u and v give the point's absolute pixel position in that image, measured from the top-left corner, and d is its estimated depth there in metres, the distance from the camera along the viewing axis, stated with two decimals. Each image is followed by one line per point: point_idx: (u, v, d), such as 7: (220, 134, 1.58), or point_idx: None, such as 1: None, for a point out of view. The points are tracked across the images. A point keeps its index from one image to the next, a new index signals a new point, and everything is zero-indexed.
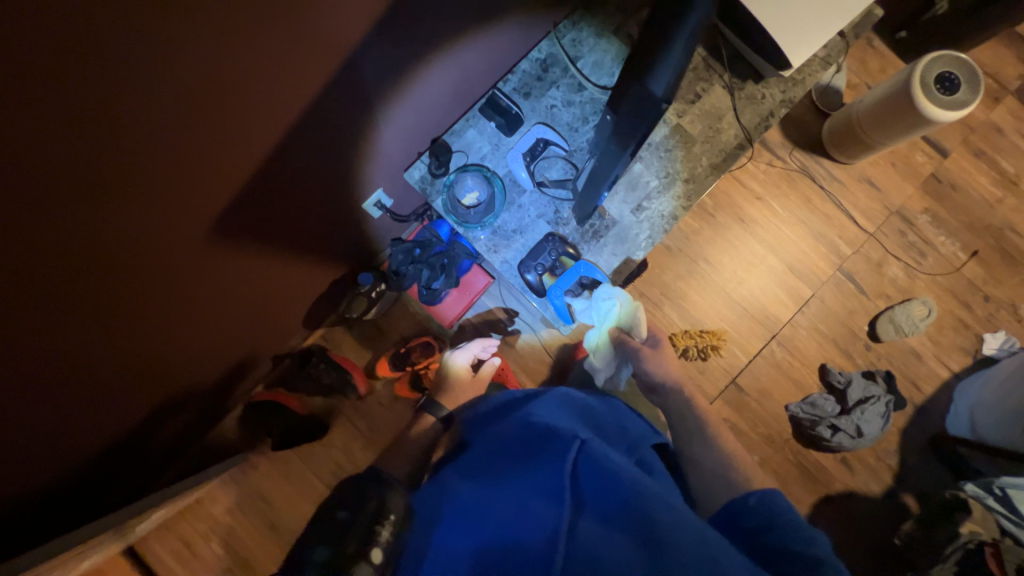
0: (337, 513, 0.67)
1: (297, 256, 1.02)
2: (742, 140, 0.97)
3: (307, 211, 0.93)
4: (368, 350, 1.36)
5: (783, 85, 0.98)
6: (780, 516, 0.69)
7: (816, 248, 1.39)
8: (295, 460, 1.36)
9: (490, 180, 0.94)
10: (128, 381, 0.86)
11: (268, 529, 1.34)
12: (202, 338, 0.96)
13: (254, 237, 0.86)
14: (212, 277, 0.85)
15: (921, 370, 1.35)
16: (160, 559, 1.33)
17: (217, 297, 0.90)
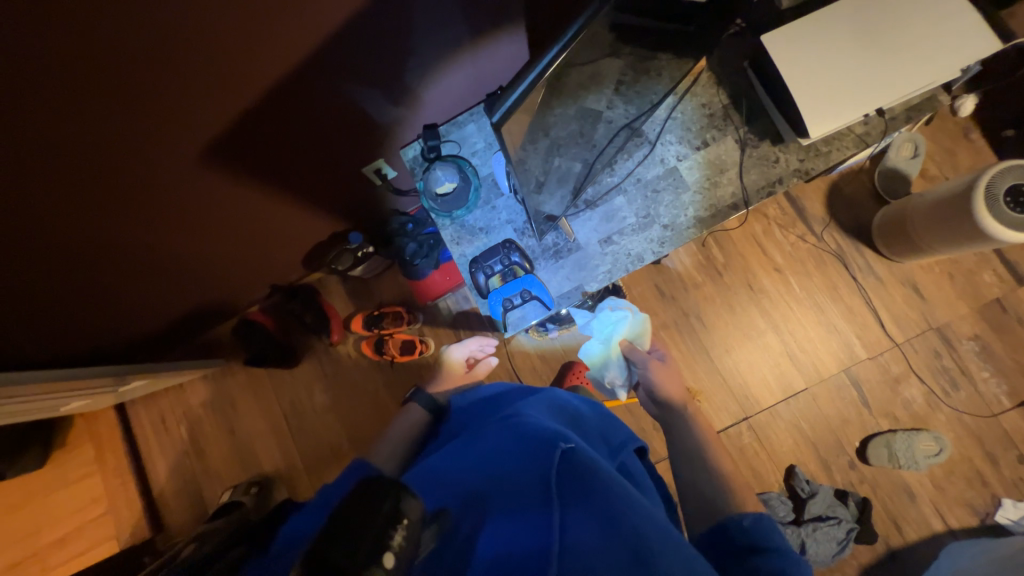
0: (364, 506, 0.44)
1: (295, 202, 1.12)
2: (737, 201, 0.91)
3: (309, 166, 1.03)
4: (351, 303, 1.46)
5: (803, 153, 0.90)
6: (770, 536, 0.63)
7: (826, 340, 1.26)
8: (265, 381, 1.50)
9: (470, 175, 0.97)
10: (132, 262, 1.02)
11: (226, 431, 1.49)
12: (201, 248, 1.10)
13: (253, 176, 0.97)
14: (211, 198, 0.97)
15: (908, 511, 1.17)
16: (140, 424, 1.54)
17: (214, 216, 1.02)
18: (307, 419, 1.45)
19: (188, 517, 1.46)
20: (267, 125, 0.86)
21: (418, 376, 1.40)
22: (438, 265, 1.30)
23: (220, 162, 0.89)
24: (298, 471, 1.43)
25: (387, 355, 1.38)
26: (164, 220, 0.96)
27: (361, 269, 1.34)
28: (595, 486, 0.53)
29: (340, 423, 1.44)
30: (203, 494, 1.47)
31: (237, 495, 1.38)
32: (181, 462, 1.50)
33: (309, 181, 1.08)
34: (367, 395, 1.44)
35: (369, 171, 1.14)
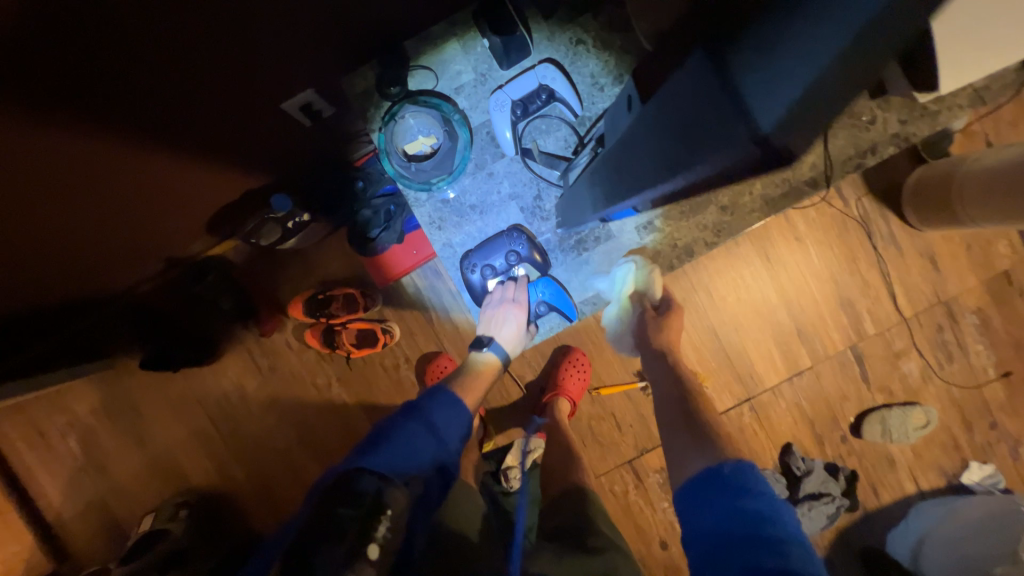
0: (335, 511, 0.72)
1: (182, 147, 0.75)
2: (817, 177, 0.85)
3: (193, 88, 0.66)
4: (286, 281, 1.12)
5: (905, 114, 0.84)
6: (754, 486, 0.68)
7: (837, 316, 1.17)
8: (177, 379, 1.17)
9: (455, 126, 0.92)
10: None
11: (134, 442, 1.18)
12: (37, 220, 0.72)
13: (93, 97, 0.58)
14: (28, 143, 0.59)
15: (887, 478, 1.20)
16: (6, 439, 1.17)
17: (45, 172, 0.65)
18: (241, 421, 1.17)
19: (98, 543, 1.19)
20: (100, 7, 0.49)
21: (382, 367, 1.15)
22: (402, 238, 1.02)
23: (18, 75, 0.51)
24: (238, 481, 1.18)
25: (340, 348, 1.10)
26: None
27: (293, 241, 1.00)
28: None
29: (286, 425, 1.18)
30: (115, 515, 1.19)
31: (160, 518, 1.12)
32: (76, 481, 1.18)
33: (197, 116, 0.71)
34: (317, 392, 1.17)
35: (292, 108, 0.81)
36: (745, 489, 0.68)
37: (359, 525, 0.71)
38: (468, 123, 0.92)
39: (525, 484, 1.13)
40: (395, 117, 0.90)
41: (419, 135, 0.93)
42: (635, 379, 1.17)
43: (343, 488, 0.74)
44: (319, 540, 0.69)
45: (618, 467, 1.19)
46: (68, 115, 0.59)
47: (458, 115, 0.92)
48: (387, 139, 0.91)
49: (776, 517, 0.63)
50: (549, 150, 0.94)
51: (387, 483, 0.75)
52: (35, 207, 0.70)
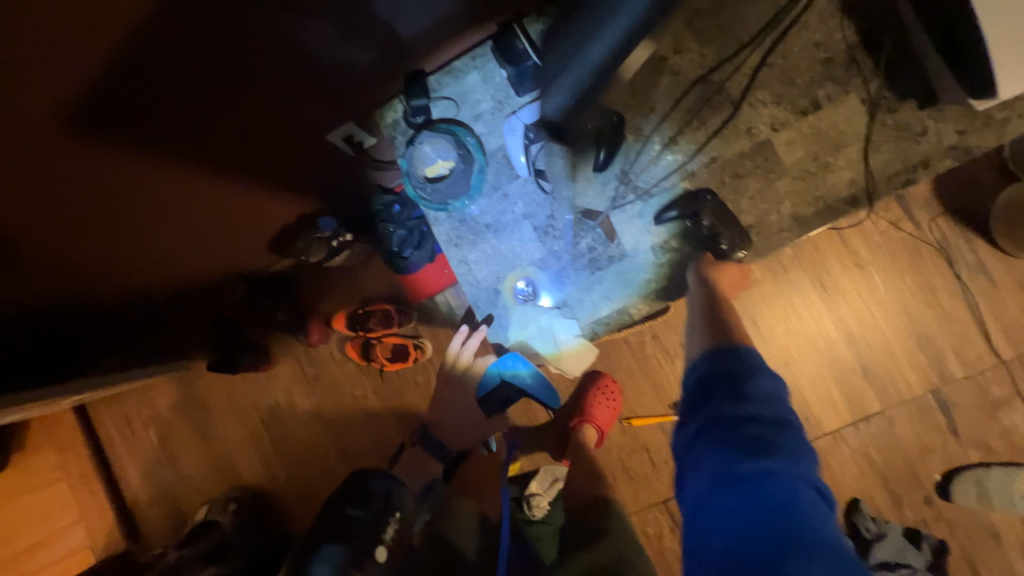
0: (347, 511, 0.89)
1: (243, 174, 0.86)
2: (857, 190, 0.78)
3: (258, 124, 0.77)
4: (334, 298, 1.22)
5: (962, 124, 0.75)
6: (750, 373, 0.69)
7: (913, 354, 1.02)
8: (239, 383, 1.30)
9: (471, 150, 0.89)
10: (103, 270, 0.90)
11: (200, 437, 1.31)
12: (156, 242, 0.92)
13: (197, 146, 0.74)
14: (121, 173, 0.71)
15: (991, 555, 0.99)
16: (103, 425, 1.35)
17: (134, 196, 0.77)
18: (288, 426, 1.27)
19: (164, 527, 1.32)
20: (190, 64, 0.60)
21: (414, 382, 1.20)
22: (433, 256, 1.07)
23: (122, 117, 0.62)
24: (281, 483, 1.27)
25: (375, 361, 1.16)
26: (124, 226, 0.83)
27: (339, 260, 1.10)
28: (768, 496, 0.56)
29: (325, 432, 1.25)
30: (179, 503, 1.32)
31: (212, 511, 1.22)
32: (152, 469, 1.34)
33: (257, 146, 0.81)
34: (354, 403, 1.23)
35: (339, 139, 0.91)
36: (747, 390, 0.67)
37: (372, 530, 0.87)
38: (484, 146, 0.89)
39: (548, 514, 1.09)
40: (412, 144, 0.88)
41: (438, 158, 0.89)
42: (670, 411, 1.11)
43: (357, 491, 0.93)
44: (327, 538, 0.86)
45: (651, 506, 1.11)
46: (169, 156, 0.73)
47: (473, 139, 0.90)
48: (408, 163, 0.88)
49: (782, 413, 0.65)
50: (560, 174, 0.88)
51: (396, 485, 0.95)
52: (153, 234, 0.89)
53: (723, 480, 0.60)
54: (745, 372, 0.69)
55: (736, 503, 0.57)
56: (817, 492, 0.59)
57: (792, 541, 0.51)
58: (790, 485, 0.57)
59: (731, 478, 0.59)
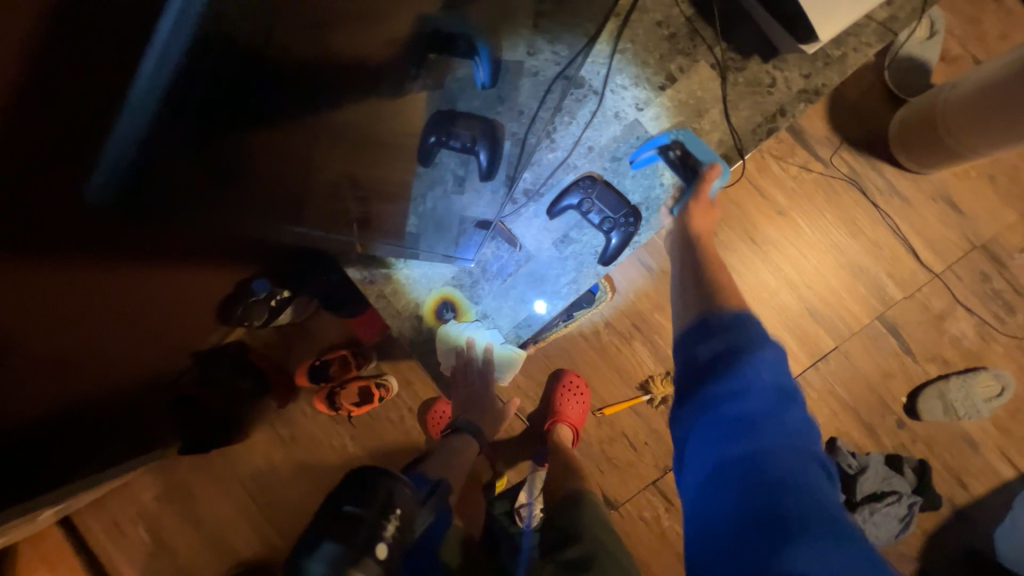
0: (344, 509, 0.72)
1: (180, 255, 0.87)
2: (728, 149, 0.82)
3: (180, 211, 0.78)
4: (293, 354, 1.23)
5: (807, 68, 0.80)
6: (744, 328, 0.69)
7: (853, 286, 1.05)
8: (219, 459, 1.29)
9: None
10: (98, 389, 0.92)
11: (191, 522, 1.30)
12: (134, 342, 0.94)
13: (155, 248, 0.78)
14: (80, 299, 0.71)
15: (972, 463, 1.01)
16: (91, 533, 1.33)
17: (105, 315, 0.79)
18: (275, 491, 1.26)
19: None
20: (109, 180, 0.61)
21: (387, 420, 1.21)
22: None
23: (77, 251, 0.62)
24: (280, 550, 1.25)
25: (342, 409, 1.16)
26: (110, 340, 0.86)
27: (285, 318, 1.11)
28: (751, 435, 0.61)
29: (313, 489, 1.24)
30: None
31: None
32: (150, 566, 1.31)
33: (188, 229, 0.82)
34: (334, 453, 1.23)
35: None
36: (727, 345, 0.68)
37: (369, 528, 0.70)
38: None
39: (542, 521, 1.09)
40: None
41: None
42: (638, 393, 1.12)
43: (357, 486, 0.75)
44: (324, 535, 0.70)
45: (641, 491, 1.11)
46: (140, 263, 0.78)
47: None
48: None
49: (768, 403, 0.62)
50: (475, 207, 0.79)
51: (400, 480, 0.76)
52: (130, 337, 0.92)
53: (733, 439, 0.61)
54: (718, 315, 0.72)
55: (738, 493, 0.57)
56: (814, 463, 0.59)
57: (769, 475, 0.57)
58: (817, 511, 0.54)
59: (740, 448, 0.60)
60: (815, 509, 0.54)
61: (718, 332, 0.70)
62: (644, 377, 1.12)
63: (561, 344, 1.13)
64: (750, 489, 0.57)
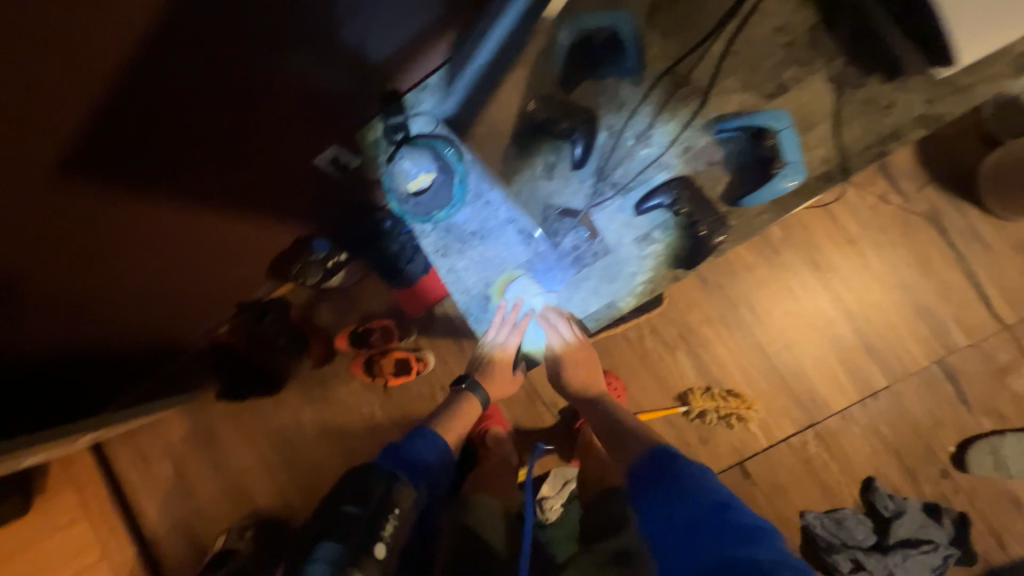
0: (343, 509, 0.77)
1: (236, 199, 0.87)
2: (832, 166, 0.79)
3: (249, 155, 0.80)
4: (336, 317, 1.24)
5: (934, 91, 0.77)
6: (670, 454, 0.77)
7: (915, 327, 1.02)
8: (249, 409, 1.31)
9: (446, 161, 0.86)
10: (160, 309, 1.03)
11: (214, 466, 1.33)
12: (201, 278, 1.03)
13: (230, 196, 0.85)
14: (120, 210, 0.73)
15: (1014, 523, 0.98)
16: (119, 461, 1.37)
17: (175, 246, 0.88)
18: (299, 448, 1.28)
19: (184, 560, 1.32)
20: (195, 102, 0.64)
21: (419, 394, 1.21)
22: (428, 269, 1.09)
23: (133, 152, 0.65)
24: (296, 505, 1.27)
25: (379, 375, 1.18)
26: (175, 271, 0.95)
27: (336, 281, 1.13)
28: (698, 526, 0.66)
29: (337, 451, 1.26)
30: (197, 535, 1.32)
31: (231, 539, 1.23)
32: (169, 502, 1.35)
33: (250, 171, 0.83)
34: (362, 420, 1.25)
35: (322, 163, 0.92)
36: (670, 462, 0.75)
37: (367, 526, 0.76)
38: (461, 156, 0.87)
39: (562, 516, 1.08)
40: (391, 163, 0.87)
41: (418, 173, 0.86)
42: (675, 403, 1.10)
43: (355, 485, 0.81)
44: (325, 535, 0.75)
45: None
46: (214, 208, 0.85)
47: (451, 150, 0.86)
48: (391, 181, 0.88)
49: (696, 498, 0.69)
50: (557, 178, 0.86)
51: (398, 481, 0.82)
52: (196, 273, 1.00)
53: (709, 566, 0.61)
54: (669, 457, 0.76)
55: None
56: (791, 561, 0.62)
57: (740, 560, 0.60)
58: (789, 562, 0.60)
59: (725, 552, 0.62)
60: (783, 554, 0.61)
61: (676, 475, 0.73)
62: (683, 389, 1.10)
63: (605, 344, 1.12)
64: (733, 571, 0.59)
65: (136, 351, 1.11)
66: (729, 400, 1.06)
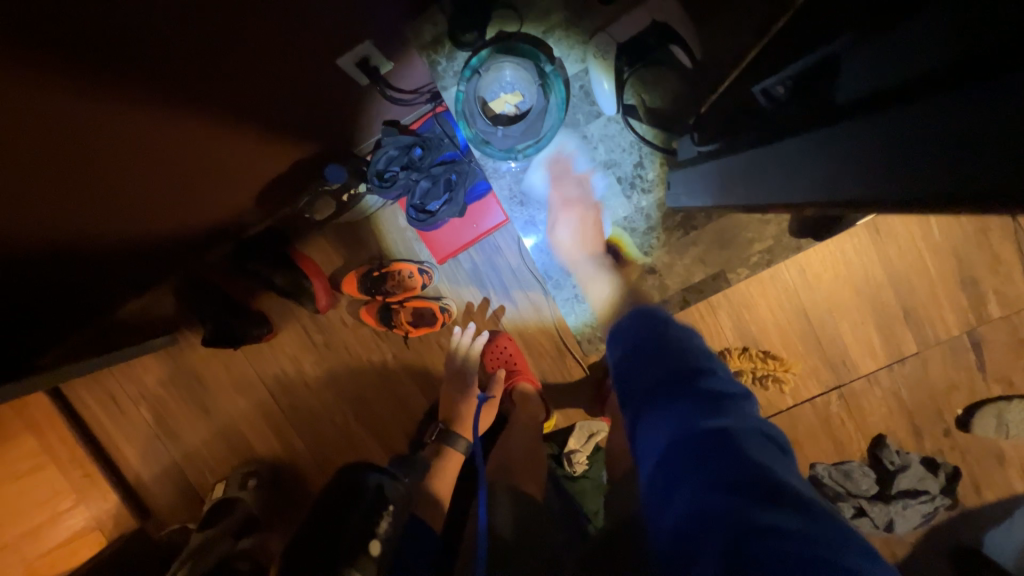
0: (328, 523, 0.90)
1: (221, 110, 0.71)
2: None
3: (223, 45, 0.60)
4: (340, 257, 1.07)
5: None
6: (674, 327, 0.71)
7: (956, 296, 1.01)
8: (238, 353, 1.17)
9: (545, 88, 0.86)
10: (153, 236, 0.90)
11: (201, 412, 1.20)
12: (198, 206, 0.89)
13: (240, 102, 0.71)
14: (116, 117, 0.62)
15: (993, 475, 1.07)
16: (84, 404, 1.21)
17: (174, 163, 0.75)
18: (300, 396, 1.17)
19: (176, 503, 1.25)
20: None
21: (438, 344, 1.11)
22: (462, 212, 0.97)
23: (67, 33, 0.48)
24: (300, 452, 1.20)
25: (396, 326, 1.06)
26: (176, 193, 0.83)
27: (345, 216, 1.03)
28: (690, 394, 0.59)
29: (344, 401, 1.17)
30: (187, 479, 1.24)
31: (231, 488, 1.15)
32: (151, 447, 1.23)
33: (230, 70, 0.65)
34: (372, 370, 1.14)
35: (349, 64, 0.76)
36: (661, 329, 0.70)
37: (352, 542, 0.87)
38: (574, 87, 0.89)
39: (588, 468, 1.09)
40: (476, 71, 0.84)
41: (505, 92, 0.87)
42: None
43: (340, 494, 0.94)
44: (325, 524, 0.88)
45: None
46: (219, 116, 0.71)
47: (552, 66, 0.85)
48: (467, 97, 0.85)
49: (729, 390, 0.60)
50: (654, 106, 0.90)
51: (385, 479, 0.97)
52: (197, 198, 0.87)
53: (671, 432, 0.56)
54: (659, 333, 0.69)
55: (690, 455, 0.52)
56: (772, 438, 0.55)
57: (695, 424, 0.55)
58: (746, 430, 0.54)
59: (688, 419, 0.56)
60: (735, 419, 0.55)
61: (662, 347, 0.67)
62: (720, 349, 1.06)
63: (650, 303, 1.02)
64: (695, 439, 0.53)
65: (111, 280, 0.96)
66: (766, 361, 1.05)
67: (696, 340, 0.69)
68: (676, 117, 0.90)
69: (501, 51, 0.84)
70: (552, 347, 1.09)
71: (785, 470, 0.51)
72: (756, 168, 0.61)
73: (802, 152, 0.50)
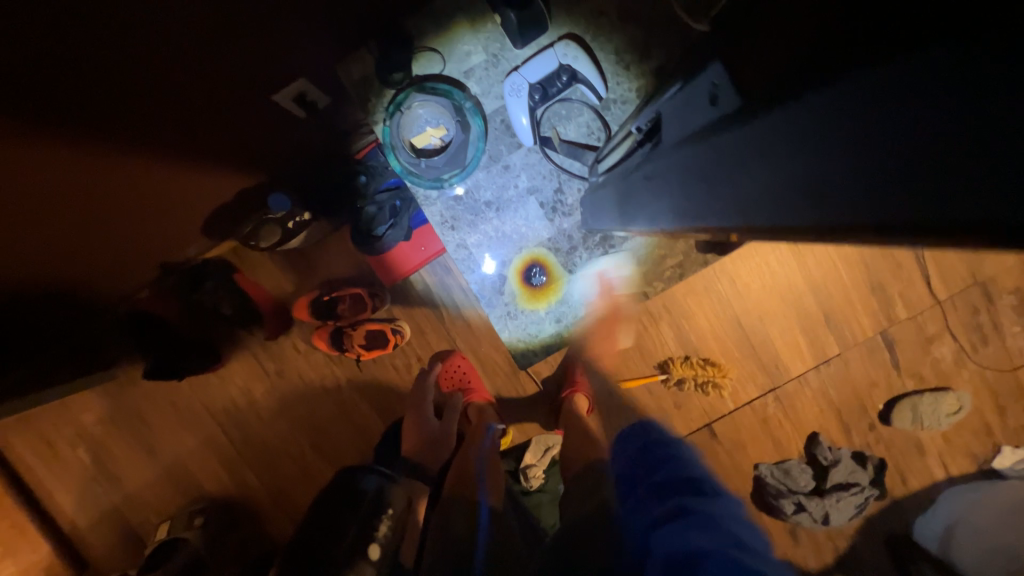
0: (343, 513, 0.92)
1: (171, 149, 0.75)
2: None
3: (169, 89, 0.65)
4: (290, 284, 1.08)
5: None
6: (651, 434, 0.83)
7: (867, 300, 1.11)
8: (185, 387, 1.14)
9: (464, 124, 0.99)
10: (94, 274, 0.90)
11: (145, 450, 1.15)
12: (142, 241, 0.90)
13: (186, 140, 0.75)
14: (65, 161, 0.65)
15: (916, 464, 1.16)
16: (13, 452, 1.13)
17: (123, 201, 0.78)
18: (251, 427, 1.15)
19: (116, 551, 1.17)
20: (77, 7, 0.48)
21: (392, 367, 1.12)
22: (410, 234, 1.04)
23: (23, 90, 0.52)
24: (252, 486, 1.16)
25: (347, 350, 1.06)
26: (120, 231, 0.84)
27: (294, 243, 1.01)
28: (691, 497, 0.64)
29: (297, 429, 1.15)
30: (130, 524, 1.17)
31: (177, 528, 1.10)
32: (88, 492, 1.16)
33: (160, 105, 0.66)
34: (325, 396, 1.13)
35: (286, 99, 0.82)
36: (653, 439, 0.81)
37: (360, 530, 0.91)
38: (491, 120, 1.00)
39: (544, 482, 1.11)
40: (401, 109, 0.97)
41: (428, 126, 0.99)
42: (655, 371, 1.12)
43: (348, 490, 0.95)
44: (359, 485, 0.95)
45: None
46: (164, 154, 0.75)
47: (469, 102, 0.98)
48: (394, 132, 0.98)
49: (722, 487, 0.69)
50: (569, 137, 1.01)
51: (386, 482, 0.97)
52: (142, 233, 0.88)
53: (664, 513, 0.62)
54: (654, 437, 0.81)
55: (681, 527, 0.57)
56: (764, 537, 0.62)
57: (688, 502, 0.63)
58: (732, 518, 0.61)
59: (682, 503, 0.63)
60: (724, 508, 0.62)
61: (659, 449, 0.79)
62: (664, 358, 1.12)
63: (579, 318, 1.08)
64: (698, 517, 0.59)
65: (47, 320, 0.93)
66: (705, 368, 1.11)
67: (666, 438, 0.83)
68: (591, 143, 1.01)
69: (421, 90, 0.97)
70: (505, 363, 1.12)
71: (772, 559, 0.57)
72: (678, 193, 0.54)
73: (712, 161, 0.44)
